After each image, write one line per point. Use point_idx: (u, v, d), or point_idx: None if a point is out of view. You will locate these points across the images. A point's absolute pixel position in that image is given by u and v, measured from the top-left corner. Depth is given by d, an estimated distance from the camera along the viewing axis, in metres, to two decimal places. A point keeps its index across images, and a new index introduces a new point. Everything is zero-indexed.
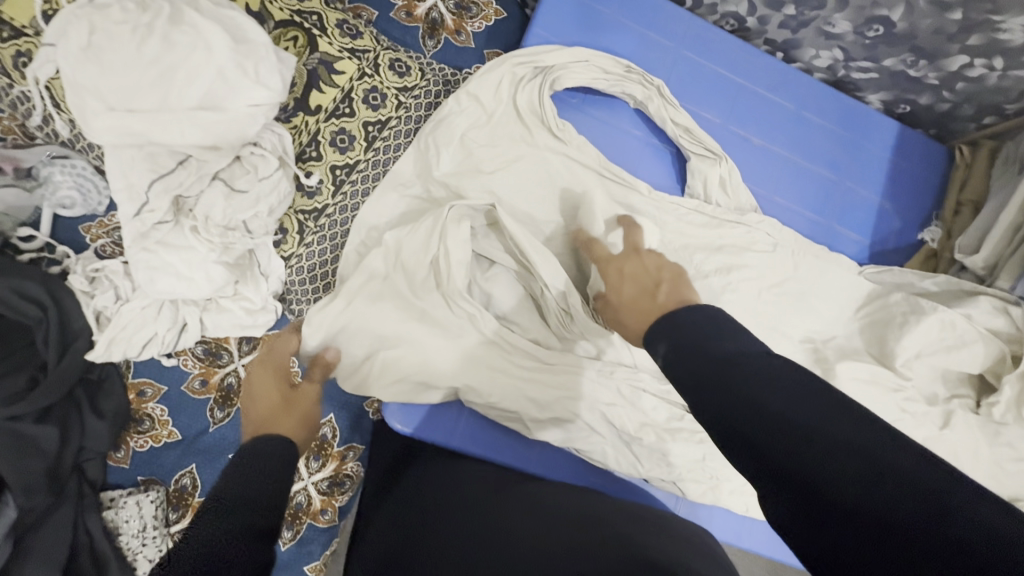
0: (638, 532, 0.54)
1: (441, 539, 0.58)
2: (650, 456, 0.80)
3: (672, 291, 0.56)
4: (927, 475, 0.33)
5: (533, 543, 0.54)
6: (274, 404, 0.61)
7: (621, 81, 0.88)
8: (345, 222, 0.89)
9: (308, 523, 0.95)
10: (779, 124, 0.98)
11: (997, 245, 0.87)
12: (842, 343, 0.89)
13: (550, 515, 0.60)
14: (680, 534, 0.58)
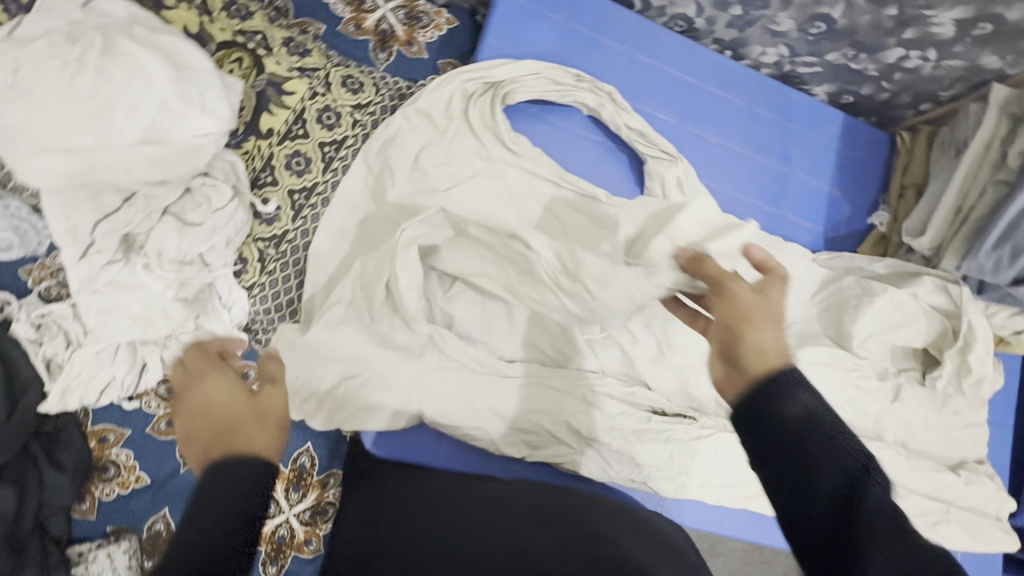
0: (608, 532, 0.61)
1: (415, 549, 0.60)
2: (618, 458, 0.82)
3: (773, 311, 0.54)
4: (893, 517, 0.41)
5: (517, 545, 0.59)
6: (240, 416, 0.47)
7: (575, 89, 0.88)
8: (307, 246, 0.87)
9: (292, 555, 0.93)
10: (732, 121, 1.00)
11: (940, 227, 0.91)
12: (802, 329, 0.94)
13: (536, 521, 0.65)
14: (644, 531, 0.64)
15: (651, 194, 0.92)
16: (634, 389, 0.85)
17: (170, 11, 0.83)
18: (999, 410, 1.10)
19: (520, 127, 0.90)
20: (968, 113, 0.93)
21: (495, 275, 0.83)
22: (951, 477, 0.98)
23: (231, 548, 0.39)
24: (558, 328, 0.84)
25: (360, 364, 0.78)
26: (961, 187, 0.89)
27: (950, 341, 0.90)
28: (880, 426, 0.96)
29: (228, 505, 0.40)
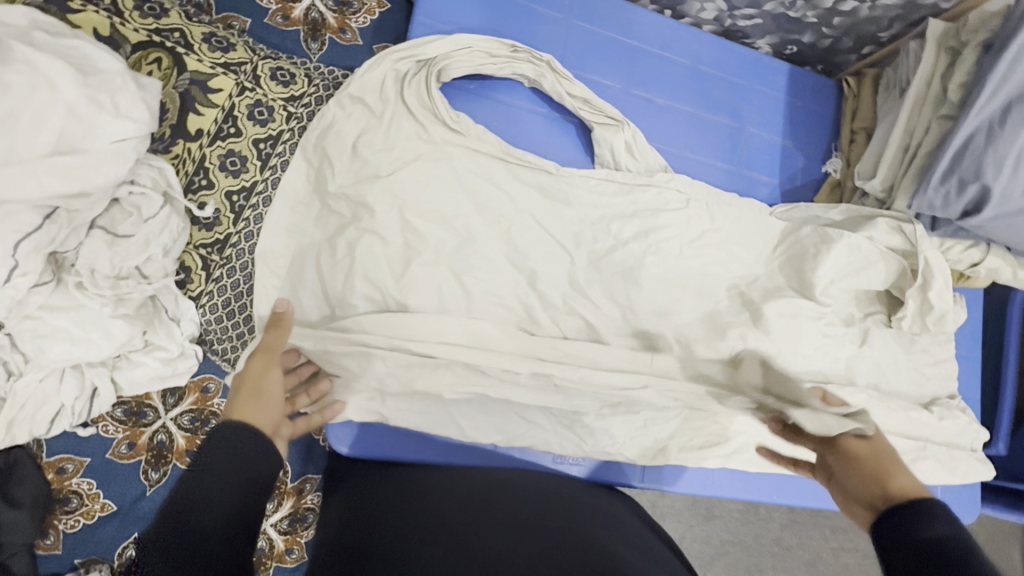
0: (583, 530, 0.67)
1: (397, 534, 0.63)
2: (588, 432, 0.85)
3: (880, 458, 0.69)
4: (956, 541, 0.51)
5: (515, 541, 0.62)
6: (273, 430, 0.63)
7: (511, 61, 0.86)
8: (253, 248, 0.84)
9: (274, 565, 0.91)
10: (679, 81, 0.99)
11: (890, 166, 0.91)
12: (766, 284, 0.93)
13: (528, 517, 0.68)
14: (608, 524, 0.71)
15: (602, 162, 0.90)
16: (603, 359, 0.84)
17: (76, 14, 0.78)
18: (966, 344, 1.12)
19: (462, 105, 0.87)
20: (907, 51, 0.93)
21: (449, 259, 0.80)
22: (925, 414, 0.99)
23: (227, 519, 0.47)
24: (517, 305, 0.83)
25: (316, 361, 0.77)
26: (908, 123, 0.89)
27: (908, 280, 0.90)
28: (851, 372, 0.97)
29: (207, 452, 0.51)
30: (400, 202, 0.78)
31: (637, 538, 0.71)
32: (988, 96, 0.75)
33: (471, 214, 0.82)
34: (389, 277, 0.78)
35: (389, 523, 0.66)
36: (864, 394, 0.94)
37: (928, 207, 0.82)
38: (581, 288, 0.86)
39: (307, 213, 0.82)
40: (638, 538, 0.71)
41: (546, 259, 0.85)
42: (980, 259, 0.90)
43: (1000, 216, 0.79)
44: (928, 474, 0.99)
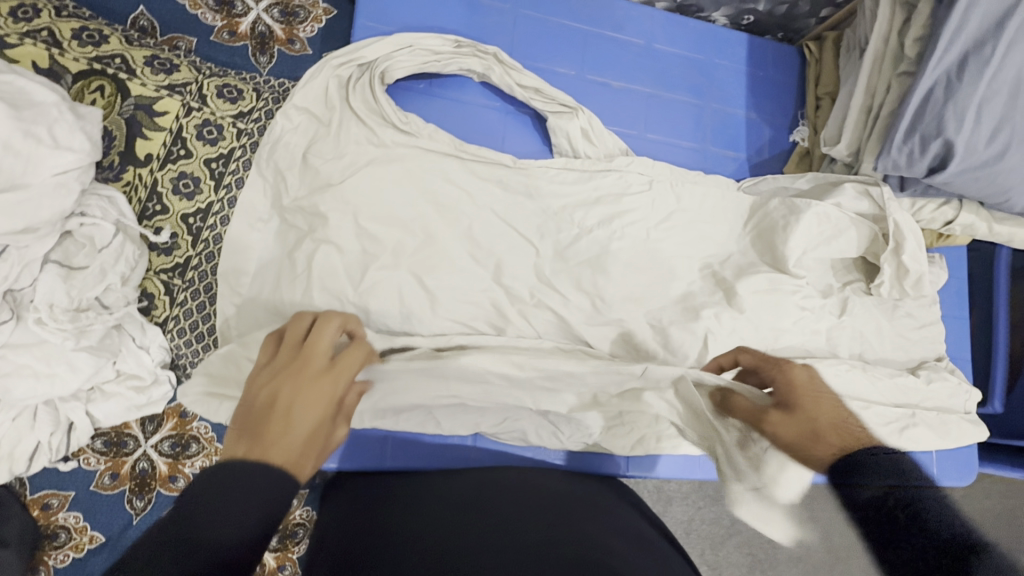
0: (571, 523, 0.66)
1: (396, 536, 0.63)
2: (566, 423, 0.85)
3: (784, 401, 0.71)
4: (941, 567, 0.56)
5: (505, 538, 0.62)
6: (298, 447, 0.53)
7: (456, 57, 0.83)
8: (214, 268, 0.84)
9: None
10: (635, 62, 0.96)
11: (854, 130, 0.89)
12: (738, 260, 0.94)
13: (518, 515, 0.68)
14: (597, 515, 0.70)
15: (561, 151, 0.89)
16: (575, 348, 0.84)
17: (13, 48, 0.77)
18: (952, 303, 1.11)
19: (410, 106, 0.86)
20: (863, 10, 0.90)
21: (410, 263, 0.80)
22: (912, 380, 0.99)
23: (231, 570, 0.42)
24: (484, 302, 0.83)
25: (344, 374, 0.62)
26: (868, 84, 0.87)
27: (879, 243, 0.90)
28: (832, 344, 0.99)
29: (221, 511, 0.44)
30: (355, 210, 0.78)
31: (629, 527, 0.71)
32: (945, 47, 0.73)
33: (429, 215, 0.82)
34: (348, 287, 0.77)
35: (390, 527, 0.65)
36: (846, 367, 0.97)
37: (893, 167, 0.79)
38: (547, 280, 0.85)
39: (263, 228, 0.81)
40: (629, 527, 0.71)
41: (510, 255, 0.84)
42: (952, 216, 0.87)
43: (967, 170, 0.76)
44: (919, 440, 0.98)
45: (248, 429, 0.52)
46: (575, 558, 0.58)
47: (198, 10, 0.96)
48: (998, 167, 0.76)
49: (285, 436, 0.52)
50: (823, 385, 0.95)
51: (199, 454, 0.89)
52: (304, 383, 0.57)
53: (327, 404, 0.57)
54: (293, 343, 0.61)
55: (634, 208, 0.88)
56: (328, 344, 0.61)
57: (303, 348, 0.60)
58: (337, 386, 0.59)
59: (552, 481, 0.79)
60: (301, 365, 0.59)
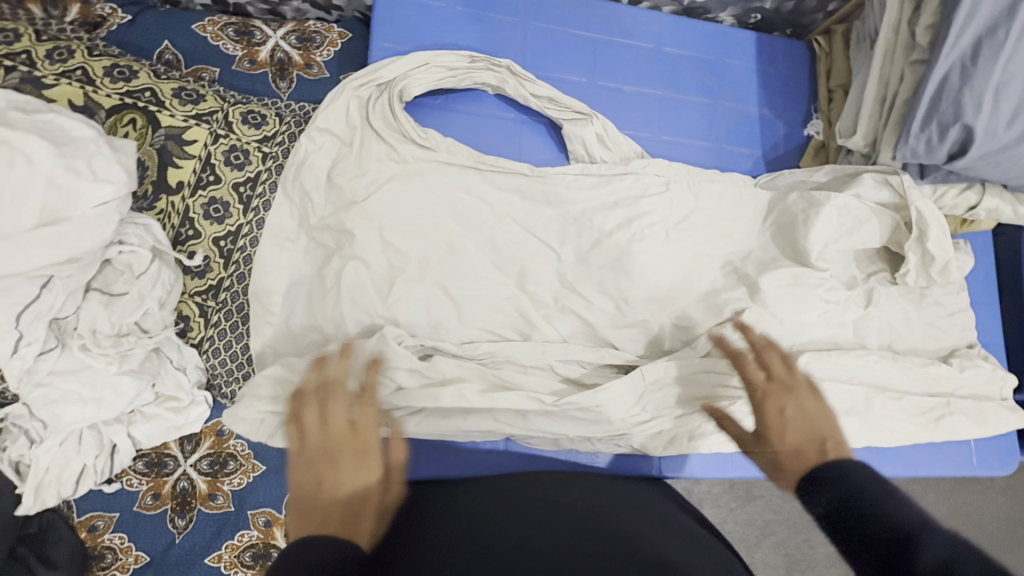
0: (619, 523, 0.66)
1: (446, 543, 0.63)
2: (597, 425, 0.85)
3: (837, 449, 0.63)
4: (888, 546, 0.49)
5: (552, 542, 0.63)
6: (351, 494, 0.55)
7: (471, 72, 0.84)
8: (246, 288, 0.86)
9: None
10: (646, 66, 0.97)
11: (870, 120, 0.89)
12: (760, 256, 0.94)
13: (561, 518, 0.68)
14: (644, 515, 0.70)
15: (577, 157, 0.90)
16: (602, 352, 0.84)
17: (51, 88, 0.81)
18: (981, 289, 1.09)
19: (429, 122, 0.88)
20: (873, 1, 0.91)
21: (435, 274, 0.82)
22: (945, 368, 0.98)
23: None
24: (509, 309, 0.84)
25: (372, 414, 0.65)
26: (882, 74, 0.87)
27: (902, 231, 0.89)
28: (860, 335, 0.98)
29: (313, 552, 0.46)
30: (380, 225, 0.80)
31: (678, 526, 0.70)
32: (957, 33, 0.73)
33: (452, 226, 0.83)
34: (377, 301, 0.79)
35: (441, 534, 0.66)
36: (876, 359, 0.96)
37: (912, 154, 0.79)
38: (570, 284, 0.86)
39: (291, 246, 0.83)
40: (679, 526, 0.70)
41: (531, 262, 0.86)
42: (976, 201, 0.86)
43: (988, 154, 0.76)
44: (956, 430, 0.96)
45: (306, 512, 0.52)
46: (622, 547, 0.60)
47: (219, 42, 1.00)
48: (1021, 149, 0.75)
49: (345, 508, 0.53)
50: (853, 378, 0.95)
51: (236, 471, 0.90)
52: (341, 460, 0.58)
53: (370, 462, 0.60)
54: (314, 424, 0.62)
55: (653, 209, 0.89)
56: (346, 413, 0.64)
57: (327, 424, 0.62)
58: (371, 447, 0.61)
59: (588, 479, 0.80)
60: (332, 439, 0.61)
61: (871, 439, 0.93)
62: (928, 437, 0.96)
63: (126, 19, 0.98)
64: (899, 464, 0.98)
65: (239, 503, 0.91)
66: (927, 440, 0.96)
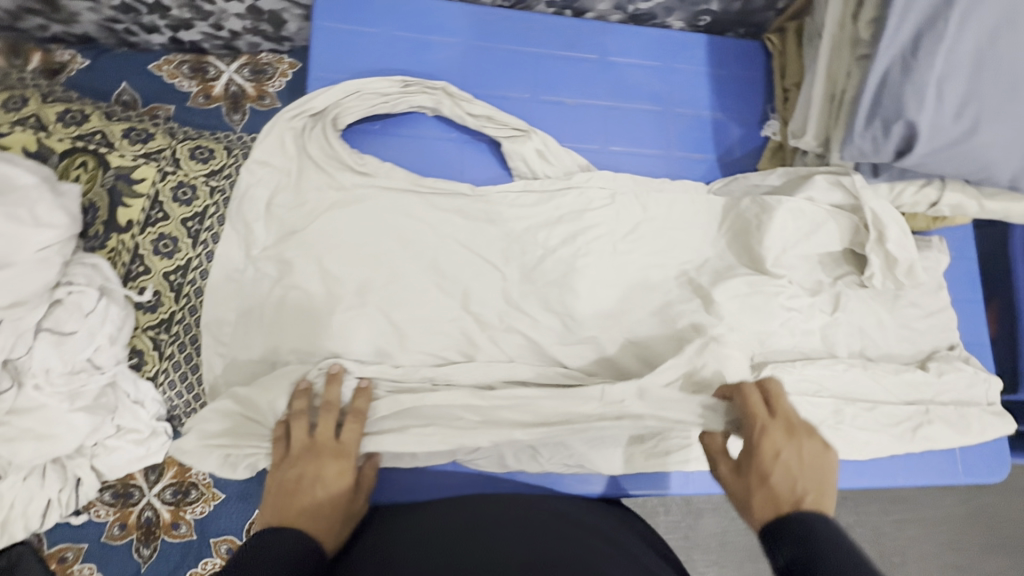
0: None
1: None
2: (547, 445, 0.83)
3: (815, 503, 0.66)
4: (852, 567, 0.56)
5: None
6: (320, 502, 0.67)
7: (405, 95, 0.84)
8: (198, 320, 0.88)
9: None
10: (590, 78, 0.97)
11: (821, 119, 0.85)
12: (715, 265, 0.92)
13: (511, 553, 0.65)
14: None
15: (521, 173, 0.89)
16: (549, 371, 0.83)
17: (6, 137, 0.85)
18: (961, 287, 1.04)
19: (368, 145, 0.88)
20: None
21: (377, 300, 0.82)
22: (920, 373, 0.93)
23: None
24: (453, 331, 0.84)
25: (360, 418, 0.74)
26: (830, 71, 0.84)
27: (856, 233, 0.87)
28: (828, 342, 0.94)
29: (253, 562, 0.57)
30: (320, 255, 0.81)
31: None
32: (894, 27, 0.70)
33: (393, 251, 0.84)
34: (318, 330, 0.80)
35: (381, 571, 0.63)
36: (845, 366, 0.92)
37: (859, 154, 0.76)
38: (516, 303, 0.85)
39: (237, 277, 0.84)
40: None
41: (477, 284, 0.85)
42: (937, 197, 0.82)
43: (937, 151, 0.71)
44: (934, 439, 0.92)
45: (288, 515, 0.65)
46: None
47: (175, 80, 1.03)
48: (972, 144, 0.70)
49: (318, 518, 0.67)
50: (820, 387, 0.91)
51: (198, 500, 0.92)
52: (320, 463, 0.70)
53: (346, 481, 0.71)
54: (301, 439, 0.72)
55: (597, 224, 0.88)
56: (332, 431, 0.73)
57: (315, 438, 0.72)
58: (348, 467, 0.72)
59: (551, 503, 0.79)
60: (318, 453, 0.71)
61: (841, 451, 0.90)
62: (904, 447, 0.91)
63: (85, 64, 1.02)
64: (876, 476, 0.94)
65: (202, 532, 0.92)
66: (903, 450, 0.92)
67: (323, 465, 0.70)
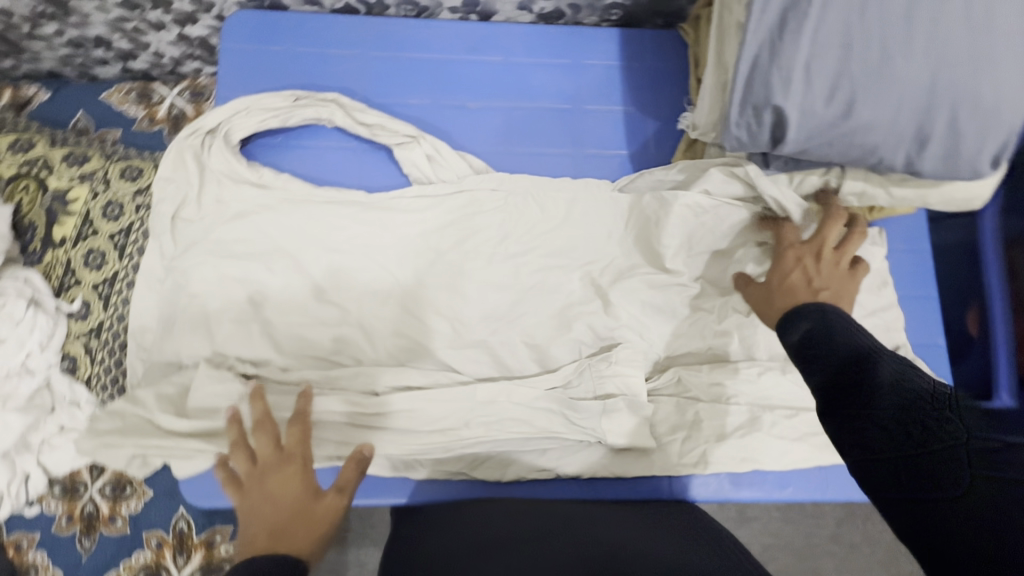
0: None
1: None
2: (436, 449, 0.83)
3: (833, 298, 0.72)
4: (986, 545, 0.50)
5: None
6: (287, 515, 0.66)
7: (295, 109, 0.88)
8: (125, 327, 0.95)
9: None
10: (493, 80, 0.97)
11: (713, 109, 0.82)
12: (620, 264, 0.88)
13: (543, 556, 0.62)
14: None
15: (418, 177, 0.90)
16: (436, 375, 0.83)
17: None
18: (912, 283, 0.95)
19: (274, 159, 0.92)
20: None
21: (272, 306, 0.85)
22: None
23: None
24: (344, 336, 0.85)
25: (302, 419, 0.73)
26: (718, 58, 0.80)
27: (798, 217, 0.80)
28: (749, 344, 0.88)
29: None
30: (220, 264, 0.85)
31: None
32: (759, 7, 0.66)
33: (289, 258, 0.87)
34: (211, 337, 0.83)
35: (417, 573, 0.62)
36: (762, 371, 0.86)
37: (738, 144, 0.71)
38: (410, 307, 0.86)
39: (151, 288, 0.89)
40: None
41: (372, 289, 0.87)
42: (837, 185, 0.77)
43: (814, 136, 0.67)
44: None
45: (266, 531, 0.64)
46: None
47: (124, 106, 1.13)
48: (848, 126, 0.65)
49: (291, 524, 0.65)
50: (735, 393, 0.86)
51: (130, 495, 0.99)
52: (269, 482, 0.68)
53: (298, 482, 0.69)
54: (247, 468, 0.69)
55: (488, 226, 0.88)
56: (272, 442, 0.71)
57: (257, 459, 0.70)
58: (301, 472, 0.70)
59: (582, 509, 0.77)
60: (266, 468, 0.70)
61: (757, 462, 0.84)
62: (831, 457, 0.84)
63: (47, 97, 1.12)
64: (804, 490, 0.86)
65: (135, 525, 0.99)
66: (829, 461, 0.85)
67: (281, 484, 0.68)
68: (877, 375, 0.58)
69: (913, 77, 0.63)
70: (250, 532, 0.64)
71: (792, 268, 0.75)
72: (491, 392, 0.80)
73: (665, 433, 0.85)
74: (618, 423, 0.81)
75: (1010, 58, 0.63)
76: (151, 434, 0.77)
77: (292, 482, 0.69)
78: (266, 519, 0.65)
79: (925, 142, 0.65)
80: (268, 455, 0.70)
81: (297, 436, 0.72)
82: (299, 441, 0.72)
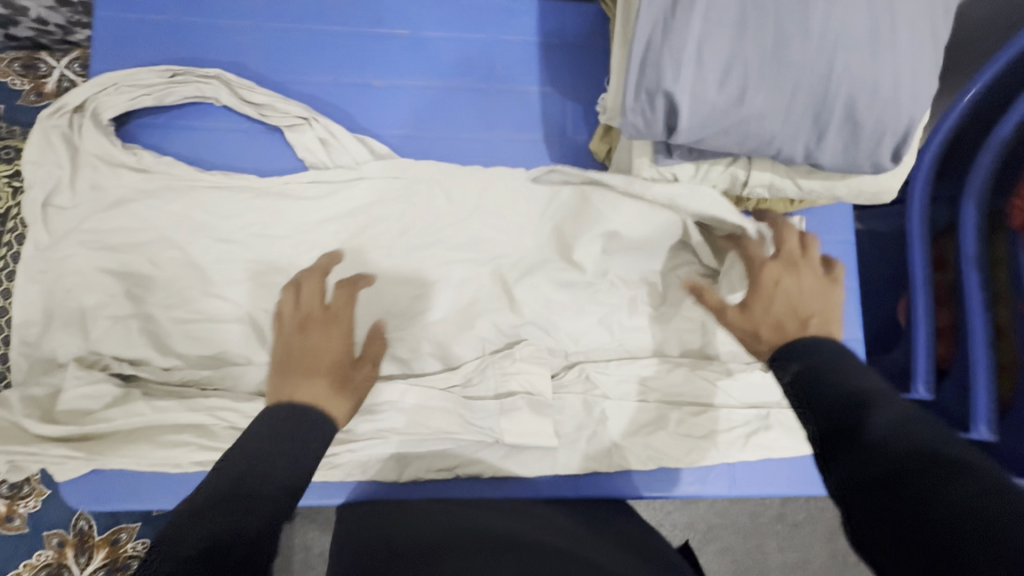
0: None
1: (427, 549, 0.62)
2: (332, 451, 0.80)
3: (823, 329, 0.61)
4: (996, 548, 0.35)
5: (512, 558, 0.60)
6: (331, 366, 0.63)
7: (172, 87, 0.82)
8: (7, 320, 0.89)
9: None
10: (400, 56, 0.90)
11: (619, 86, 0.74)
12: (530, 258, 0.84)
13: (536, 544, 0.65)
14: None
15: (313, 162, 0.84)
16: None
17: None
18: None
19: (159, 141, 0.86)
20: None
21: (153, 301, 0.79)
22: (759, 374, 0.85)
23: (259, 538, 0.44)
24: (232, 334, 0.80)
25: (353, 283, 0.71)
26: (625, 34, 0.74)
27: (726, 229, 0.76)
28: (659, 341, 0.86)
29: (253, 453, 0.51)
30: (95, 256, 0.79)
31: None
32: None
33: (174, 250, 0.81)
34: (82, 335, 0.77)
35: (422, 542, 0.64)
36: (672, 366, 0.84)
37: (635, 133, 0.66)
38: None
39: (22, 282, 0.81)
40: None
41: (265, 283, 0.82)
42: (745, 177, 0.72)
43: (707, 125, 0.62)
44: (772, 447, 0.83)
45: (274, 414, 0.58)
46: None
47: (8, 78, 1.03)
48: (743, 115, 0.60)
49: (335, 389, 0.61)
50: (643, 389, 0.84)
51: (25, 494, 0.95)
52: (314, 336, 0.66)
53: (342, 341, 0.66)
54: (309, 308, 0.68)
55: (390, 217, 0.83)
56: (319, 300, 0.69)
57: (299, 308, 0.68)
58: (336, 330, 0.67)
59: (538, 509, 0.79)
60: (292, 348, 0.64)
61: (662, 460, 0.83)
62: (737, 454, 0.83)
63: None
64: (713, 486, 0.85)
65: (34, 525, 0.95)
66: (738, 458, 0.83)
67: (320, 338, 0.66)
68: (867, 422, 0.45)
69: (809, 61, 0.58)
70: (285, 358, 0.63)
71: (779, 289, 0.64)
72: (385, 393, 0.76)
73: (570, 432, 0.82)
74: (520, 423, 0.78)
75: (909, 43, 0.58)
76: (14, 441, 0.70)
77: (338, 344, 0.66)
78: (314, 363, 0.63)
79: (823, 134, 0.61)
80: (316, 320, 0.67)
81: (347, 303, 0.69)
82: (349, 307, 0.69)
